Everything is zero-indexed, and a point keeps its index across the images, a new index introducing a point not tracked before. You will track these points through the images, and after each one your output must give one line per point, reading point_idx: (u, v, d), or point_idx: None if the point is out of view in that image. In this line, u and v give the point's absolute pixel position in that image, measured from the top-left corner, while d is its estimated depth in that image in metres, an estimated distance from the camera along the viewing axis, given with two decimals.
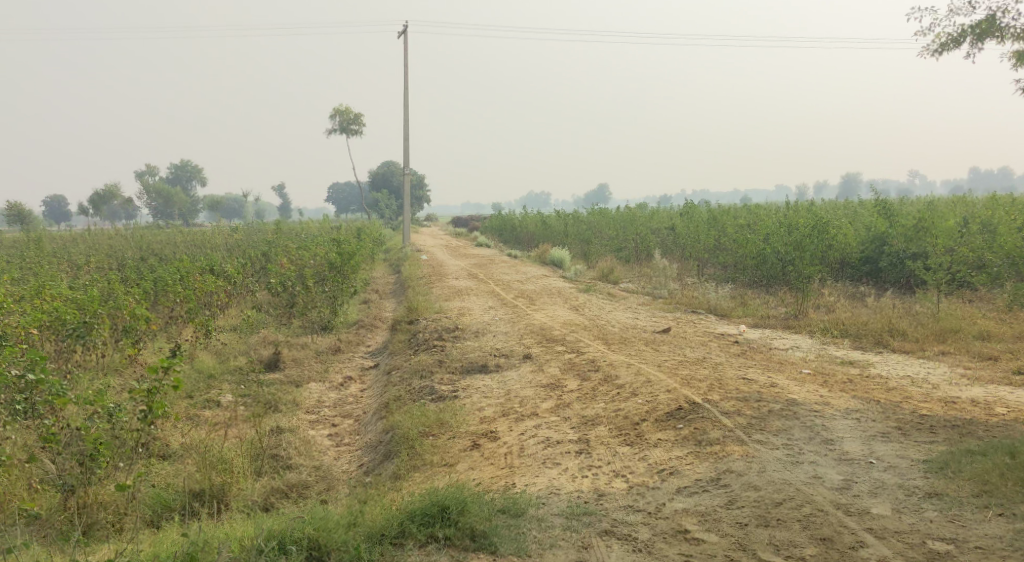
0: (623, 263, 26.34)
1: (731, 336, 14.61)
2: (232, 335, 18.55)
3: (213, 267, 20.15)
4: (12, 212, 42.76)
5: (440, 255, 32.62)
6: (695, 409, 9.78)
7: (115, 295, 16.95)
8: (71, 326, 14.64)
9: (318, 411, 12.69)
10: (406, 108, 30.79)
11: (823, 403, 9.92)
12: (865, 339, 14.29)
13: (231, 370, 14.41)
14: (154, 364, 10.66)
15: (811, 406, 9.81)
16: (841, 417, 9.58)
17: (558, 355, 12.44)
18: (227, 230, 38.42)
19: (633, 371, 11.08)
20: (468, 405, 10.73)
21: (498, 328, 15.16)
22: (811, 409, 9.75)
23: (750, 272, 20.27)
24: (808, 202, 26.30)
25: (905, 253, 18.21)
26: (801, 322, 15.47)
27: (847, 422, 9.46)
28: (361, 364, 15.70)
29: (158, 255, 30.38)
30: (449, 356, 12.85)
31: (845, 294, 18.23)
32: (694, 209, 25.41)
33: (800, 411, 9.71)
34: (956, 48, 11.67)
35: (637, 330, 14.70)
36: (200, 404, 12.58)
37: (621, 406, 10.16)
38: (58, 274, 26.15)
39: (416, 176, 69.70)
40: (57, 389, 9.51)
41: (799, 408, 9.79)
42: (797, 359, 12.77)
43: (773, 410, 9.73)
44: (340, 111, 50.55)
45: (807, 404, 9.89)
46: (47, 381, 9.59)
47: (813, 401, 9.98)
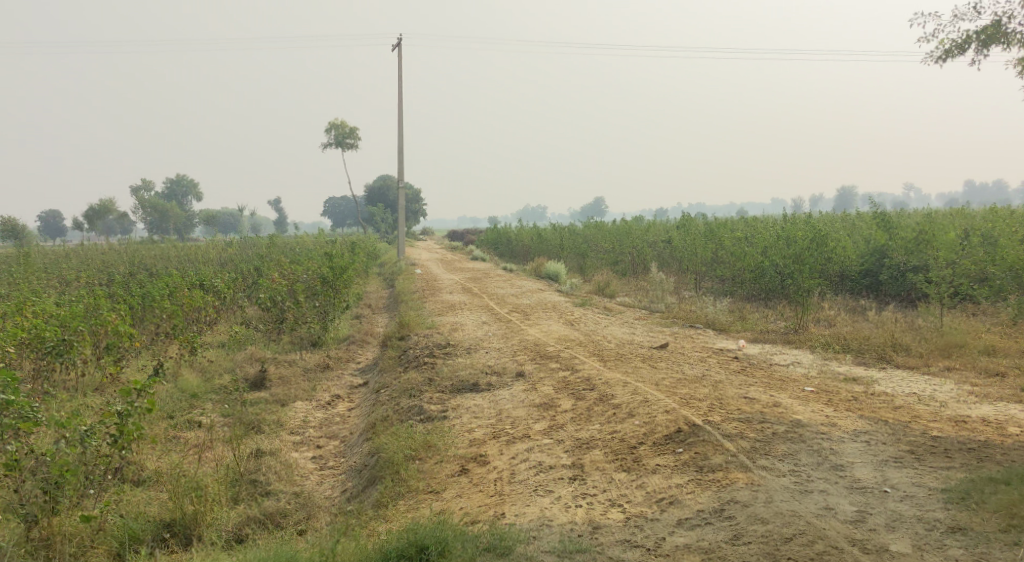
0: (620, 276, 25.93)
1: (730, 352, 14.20)
2: (219, 352, 18.12)
3: (201, 281, 19.72)
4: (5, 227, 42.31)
5: (435, 269, 32.23)
6: (695, 431, 9.34)
7: (98, 311, 16.53)
8: (50, 344, 14.20)
9: (303, 432, 12.29)
10: (401, 120, 30.39)
11: (830, 425, 9.48)
12: (868, 354, 13.87)
13: (215, 389, 13.96)
14: (129, 386, 10.26)
15: (817, 428, 9.37)
16: (849, 440, 9.14)
17: (551, 372, 11.99)
18: (220, 244, 38.02)
19: (630, 390, 10.63)
20: (457, 427, 10.28)
21: (491, 344, 14.71)
22: (817, 431, 9.32)
23: (748, 285, 19.89)
24: (806, 214, 25.95)
25: (906, 266, 17.82)
26: (801, 337, 15.05)
27: (856, 446, 9.03)
28: (350, 382, 15.25)
29: (148, 270, 29.95)
30: (439, 374, 12.40)
31: (845, 308, 17.85)
32: (691, 221, 25.04)
33: (806, 433, 9.28)
34: (960, 54, 11.33)
35: (633, 346, 14.27)
36: (181, 425, 12.26)
37: (617, 428, 9.71)
38: (45, 289, 25.70)
39: (412, 189, 69.36)
40: (26, 411, 9.09)
41: (805, 429, 9.36)
42: (799, 376, 12.35)
43: (778, 432, 9.30)
44: (335, 125, 50.18)
45: (813, 425, 9.46)
46: (16, 402, 9.18)
47: (819, 422, 9.55)
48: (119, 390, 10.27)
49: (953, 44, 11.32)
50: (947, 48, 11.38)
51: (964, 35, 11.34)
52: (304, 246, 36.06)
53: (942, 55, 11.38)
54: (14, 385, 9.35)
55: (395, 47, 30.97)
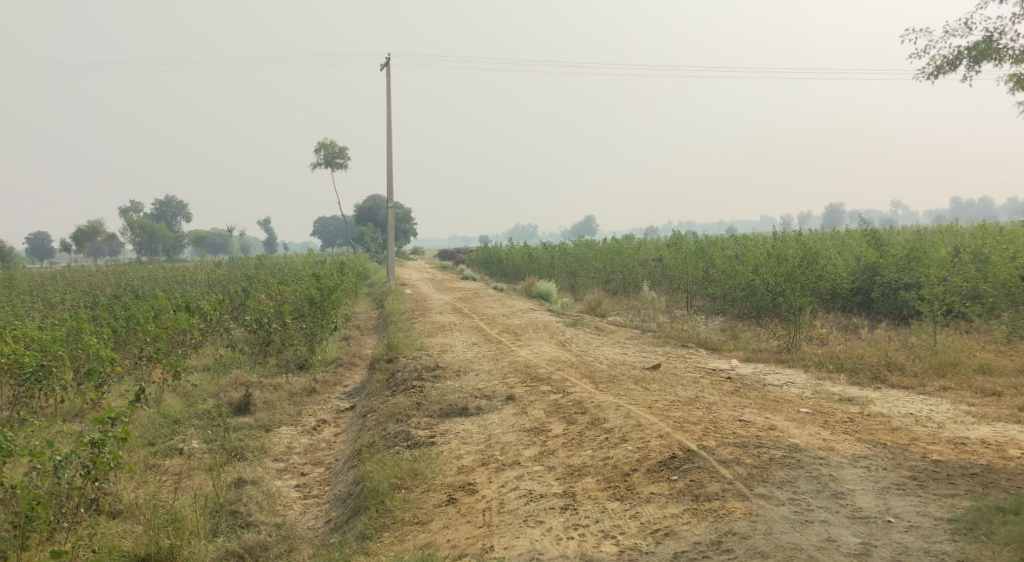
0: (611, 295, 25.72)
1: (723, 372, 13.96)
2: (204, 376, 17.82)
3: (188, 304, 19.45)
4: None
5: (425, 288, 31.97)
6: (691, 457, 9.10)
7: (81, 335, 16.24)
8: (29, 370, 13.91)
9: (287, 459, 12.16)
10: (390, 139, 30.18)
11: (828, 449, 9.26)
12: (862, 374, 13.65)
13: (197, 415, 13.66)
14: (104, 415, 10.07)
15: (815, 453, 9.15)
16: (849, 465, 8.92)
17: (542, 395, 11.73)
18: (209, 265, 37.71)
19: (622, 414, 10.39)
20: (445, 453, 10.02)
21: (480, 366, 14.44)
22: (815, 456, 9.09)
23: (739, 304, 19.69)
24: (796, 232, 25.81)
25: (898, 284, 17.61)
26: (795, 356, 14.83)
27: (856, 472, 8.80)
28: (337, 406, 14.95)
29: (134, 292, 29.61)
30: (427, 398, 12.12)
31: (837, 326, 17.66)
32: (681, 240, 24.85)
33: (804, 458, 9.05)
34: (952, 70, 11.20)
35: (625, 367, 14.02)
36: (162, 453, 12.12)
37: (609, 454, 9.46)
38: (28, 313, 25.35)
39: (402, 209, 69.12)
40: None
41: (803, 454, 9.13)
42: (793, 397, 12.12)
43: (775, 458, 9.07)
44: (324, 145, 49.97)
45: (811, 450, 9.23)
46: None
47: (817, 446, 9.32)
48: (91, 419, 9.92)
49: (944, 60, 11.20)
50: (938, 64, 11.26)
51: (956, 51, 11.22)
52: (293, 266, 35.77)
53: (933, 71, 11.26)
54: None
55: (384, 67, 30.79)
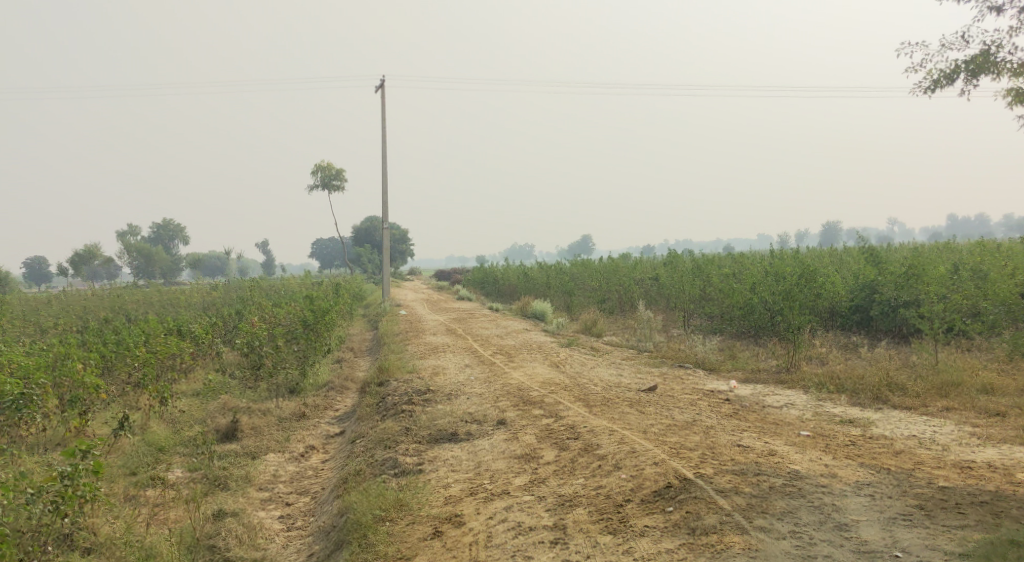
0: (607, 314, 25.39)
1: (721, 393, 13.62)
2: (193, 402, 17.46)
3: (179, 328, 19.07)
4: None
5: (420, 309, 31.62)
6: (687, 486, 8.77)
7: (65, 360, 15.90)
8: (10, 398, 13.58)
9: (272, 489, 11.93)
10: (384, 160, 29.91)
11: (831, 476, 8.92)
12: (862, 394, 13.33)
13: (182, 442, 13.30)
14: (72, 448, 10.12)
15: (817, 481, 8.81)
16: (852, 494, 8.59)
17: (534, 419, 11.38)
18: (204, 288, 37.41)
19: (616, 439, 10.04)
20: (432, 482, 9.69)
21: (472, 389, 14.10)
22: (816, 483, 8.75)
23: (736, 323, 19.37)
24: (794, 249, 25.51)
25: (897, 301, 17.27)
26: (794, 376, 14.50)
27: (860, 501, 8.46)
28: (326, 431, 14.58)
29: (127, 315, 29.28)
30: (416, 423, 11.76)
31: (837, 345, 17.36)
32: (678, 258, 24.57)
33: (805, 486, 8.71)
34: (949, 85, 10.95)
35: (620, 389, 13.67)
36: (144, 483, 11.82)
37: (603, 483, 9.13)
38: (18, 339, 25.01)
39: (399, 229, 68.93)
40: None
41: (804, 482, 8.79)
42: (793, 419, 11.78)
43: (775, 486, 8.73)
44: (320, 167, 49.77)
45: (812, 477, 8.89)
46: None
47: (818, 473, 8.98)
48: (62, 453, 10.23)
49: (941, 74, 10.95)
50: (934, 79, 11.01)
51: (953, 66, 10.97)
52: (288, 288, 35.45)
53: (930, 86, 11.00)
54: None
55: (378, 87, 30.56)
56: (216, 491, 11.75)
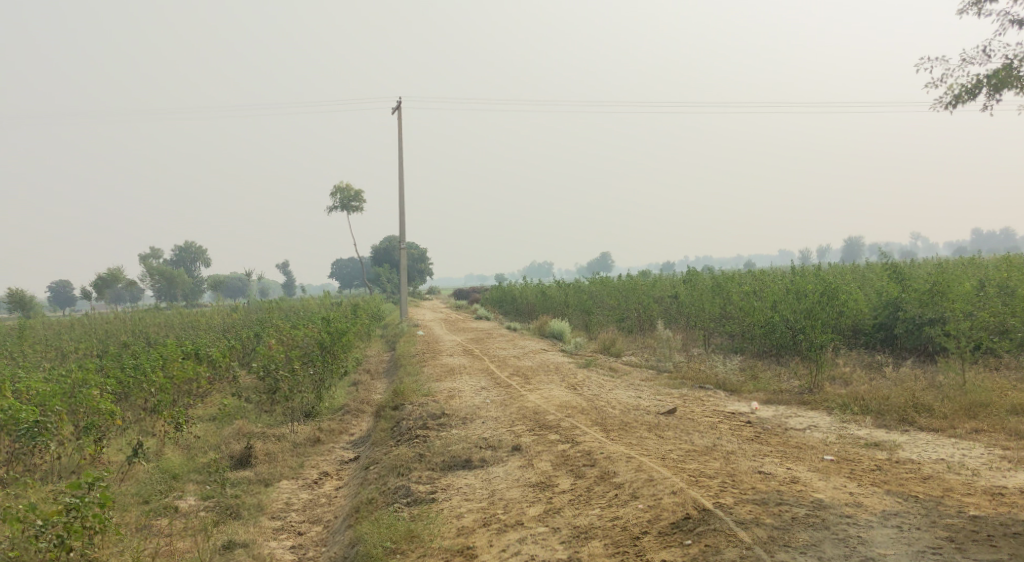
0: (626, 333, 25.11)
1: (743, 416, 13.32)
2: (209, 427, 17.34)
3: (195, 351, 18.95)
4: (16, 301, 42.96)
5: (438, 330, 31.44)
6: (706, 517, 8.51)
7: (81, 385, 15.83)
8: (24, 426, 13.48)
9: (284, 517, 11.78)
10: (400, 181, 29.83)
11: (856, 505, 8.62)
12: (888, 416, 13.00)
13: (196, 469, 13.13)
14: (76, 482, 10.27)
15: (842, 511, 8.52)
16: (878, 525, 8.29)
17: (550, 445, 11.13)
18: (225, 310, 37.44)
19: (634, 466, 9.78)
20: (444, 512, 9.51)
21: (487, 413, 13.86)
22: (841, 513, 8.46)
23: (757, 341, 19.06)
24: (815, 266, 25.15)
25: (922, 319, 16.92)
26: (817, 397, 14.18)
27: (887, 533, 8.16)
28: (341, 457, 14.37)
29: (147, 338, 29.29)
30: (430, 448, 11.54)
31: (860, 364, 17.03)
32: (697, 276, 24.29)
33: (829, 517, 8.42)
34: (971, 100, 10.69)
35: (639, 412, 13.39)
36: (156, 512, 11.70)
37: (619, 513, 8.88)
38: (38, 364, 24.98)
39: (417, 249, 68.91)
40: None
41: (828, 512, 8.50)
42: (816, 443, 11.47)
43: (797, 517, 8.44)
44: (339, 189, 49.88)
45: (836, 507, 8.60)
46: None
47: (843, 502, 8.68)
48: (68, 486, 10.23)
49: (962, 89, 10.69)
50: (956, 93, 10.75)
51: (974, 80, 10.71)
52: (307, 309, 35.40)
53: (951, 101, 10.74)
54: None
55: (394, 108, 30.49)
56: (229, 521, 11.58)
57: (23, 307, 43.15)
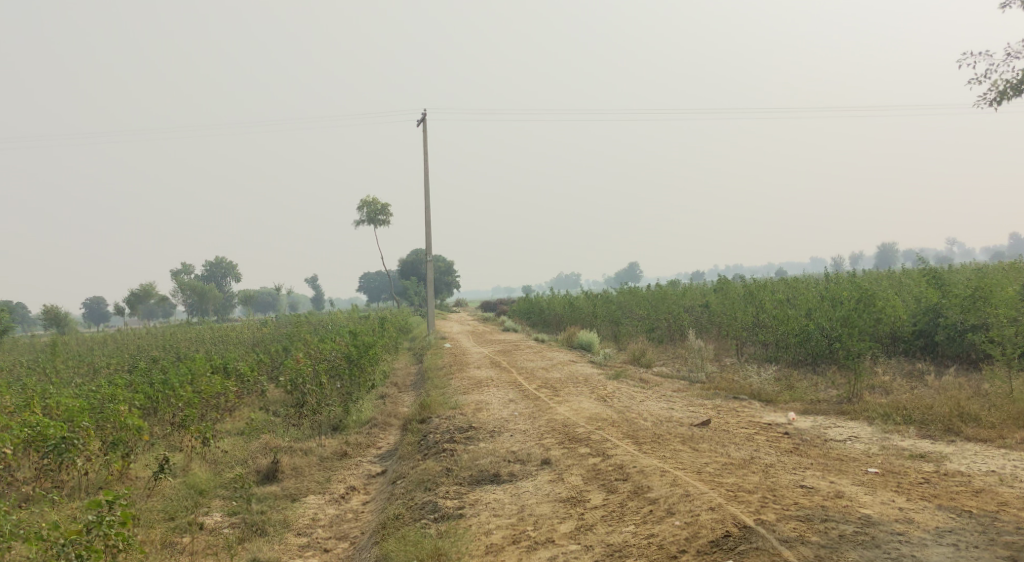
0: (656, 344, 24.68)
1: (780, 427, 12.90)
2: (237, 441, 17.14)
3: (223, 365, 18.79)
4: (51, 316, 43.32)
5: (466, 342, 31.18)
6: (748, 536, 8.15)
7: (108, 400, 15.69)
8: (51, 442, 13.33)
9: (310, 534, 11.52)
10: (427, 194, 29.61)
11: (907, 521, 8.23)
12: (932, 426, 12.55)
13: (223, 484, 12.91)
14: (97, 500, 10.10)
15: (892, 527, 8.13)
16: (932, 543, 7.90)
17: (581, 458, 10.79)
18: (254, 324, 37.43)
19: (669, 481, 9.42)
20: (472, 529, 9.24)
21: (516, 426, 13.54)
22: (891, 531, 8.07)
23: (792, 350, 18.42)
24: (849, 273, 24.61)
25: (964, 325, 16.41)
26: (857, 406, 13.70)
27: (942, 552, 7.78)
28: (368, 470, 14.05)
29: (177, 353, 29.26)
30: (458, 462, 11.22)
31: (901, 373, 16.54)
32: (728, 285, 23.84)
33: (879, 534, 8.05)
34: (1016, 96, 10.27)
35: (672, 424, 13.01)
36: (181, 528, 11.49)
37: (655, 530, 8.55)
38: (69, 380, 24.97)
39: (445, 261, 68.78)
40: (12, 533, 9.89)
41: (878, 529, 8.12)
42: (859, 455, 11.06)
43: (845, 535, 8.06)
44: (367, 203, 49.90)
45: (886, 523, 8.21)
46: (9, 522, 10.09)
47: (893, 518, 8.29)
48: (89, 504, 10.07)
49: (1007, 85, 10.28)
50: (1000, 90, 10.34)
51: (1020, 76, 10.29)
52: (336, 323, 35.29)
53: (995, 97, 10.33)
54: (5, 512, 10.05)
55: (420, 121, 30.29)
56: (254, 538, 11.35)
57: (57, 324, 43.36)
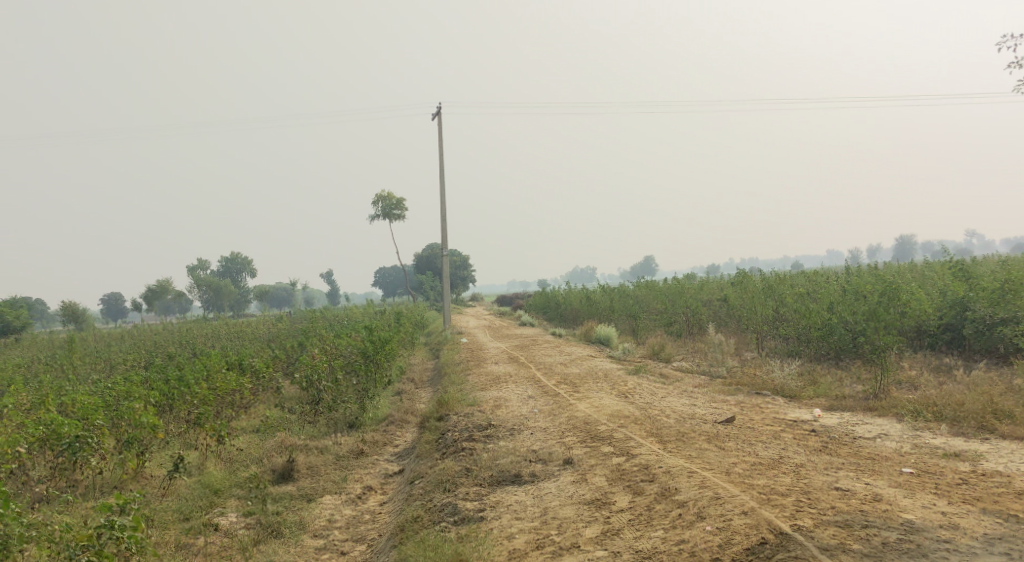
0: (675, 338, 24.30)
1: (807, 424, 12.57)
2: (251, 439, 16.91)
3: (239, 362, 18.55)
4: (68, 312, 43.26)
5: (482, 337, 30.87)
6: (786, 543, 8.05)
7: (123, 397, 15.49)
8: (65, 441, 13.11)
9: (327, 535, 11.29)
10: (442, 186, 29.29)
11: (953, 527, 8.19)
12: (965, 423, 12.21)
13: (238, 483, 12.67)
14: (109, 502, 9.87)
15: (939, 534, 8.10)
16: (983, 551, 7.88)
17: (604, 458, 10.50)
18: (270, 319, 37.21)
19: (697, 482, 9.16)
20: (494, 532, 9.00)
21: (536, 424, 13.26)
22: (937, 538, 8.03)
23: (815, 345, 18.02)
24: (870, 266, 24.14)
25: (993, 318, 15.98)
26: (885, 402, 13.31)
27: None
28: (385, 470, 13.77)
29: (193, 349, 29.06)
30: (478, 461, 10.94)
31: (928, 368, 16.15)
32: (748, 277, 23.42)
33: (926, 541, 8.01)
34: None
35: (695, 421, 12.71)
36: (196, 530, 11.27)
37: (686, 535, 8.39)
38: (84, 377, 24.80)
39: (459, 256, 68.44)
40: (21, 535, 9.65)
41: (923, 535, 8.08)
42: (890, 454, 10.74)
43: (889, 542, 8.01)
44: (381, 197, 49.67)
45: (932, 529, 8.16)
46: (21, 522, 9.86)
47: (938, 524, 8.24)
48: (101, 506, 9.84)
49: None
50: None
51: None
52: (351, 318, 35.02)
53: None
54: (19, 514, 9.83)
55: (436, 114, 29.93)
56: (270, 540, 11.12)
57: (74, 320, 43.35)
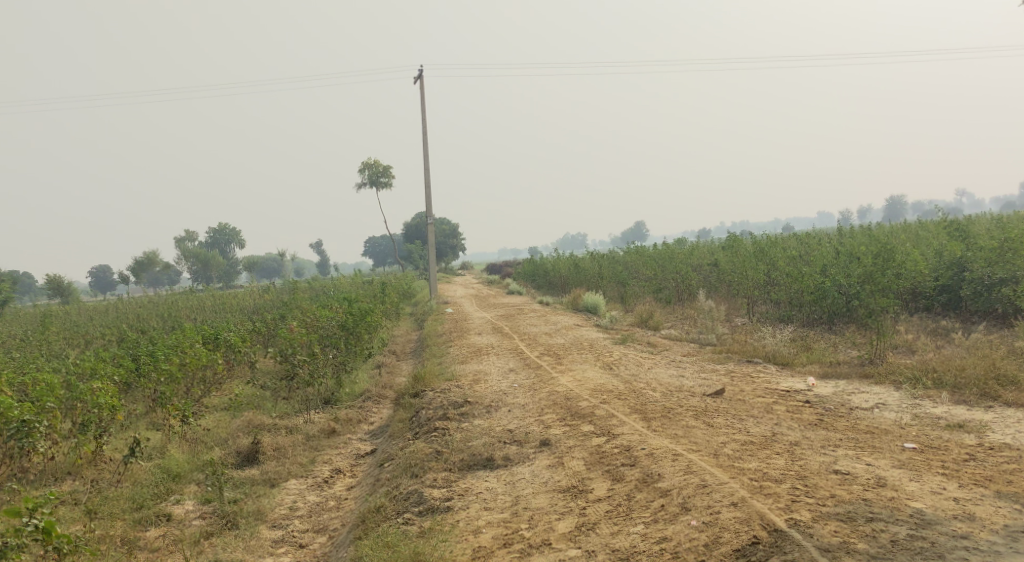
0: (664, 304, 23.49)
1: (800, 394, 11.81)
2: (220, 418, 16.04)
3: (211, 335, 17.56)
4: (53, 285, 42.19)
5: (468, 306, 30.00)
6: (780, 543, 7.35)
7: (83, 377, 14.56)
8: (12, 425, 12.16)
9: (287, 528, 10.55)
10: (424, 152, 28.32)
11: (967, 519, 7.49)
12: (967, 391, 11.47)
13: (199, 467, 11.82)
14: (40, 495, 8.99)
15: (952, 528, 7.39)
16: (1001, 546, 7.18)
17: (584, 437, 9.74)
18: (255, 289, 36.21)
19: (682, 467, 8.44)
20: (460, 526, 8.31)
21: (515, 400, 12.47)
22: (953, 534, 7.31)
23: (808, 309, 17.27)
24: (865, 225, 23.27)
25: (991, 279, 15.18)
26: (882, 369, 12.54)
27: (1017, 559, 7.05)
28: (357, 449, 12.96)
29: (171, 322, 28.07)
30: (449, 443, 10.13)
31: (924, 331, 15.37)
32: (739, 241, 22.60)
33: (938, 536, 7.31)
34: None
35: (682, 394, 11.94)
36: (145, 523, 10.53)
37: (668, 532, 7.67)
38: (57, 354, 23.86)
39: (450, 224, 67.62)
40: None
41: (935, 530, 7.37)
42: (890, 427, 9.97)
43: (898, 540, 7.29)
44: (368, 165, 48.64)
45: (944, 522, 7.46)
46: None
47: (951, 515, 7.54)
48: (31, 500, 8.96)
49: None
50: None
51: None
52: (336, 289, 34.06)
53: None
54: None
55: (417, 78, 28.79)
56: (224, 532, 10.41)
57: (60, 293, 42.34)
